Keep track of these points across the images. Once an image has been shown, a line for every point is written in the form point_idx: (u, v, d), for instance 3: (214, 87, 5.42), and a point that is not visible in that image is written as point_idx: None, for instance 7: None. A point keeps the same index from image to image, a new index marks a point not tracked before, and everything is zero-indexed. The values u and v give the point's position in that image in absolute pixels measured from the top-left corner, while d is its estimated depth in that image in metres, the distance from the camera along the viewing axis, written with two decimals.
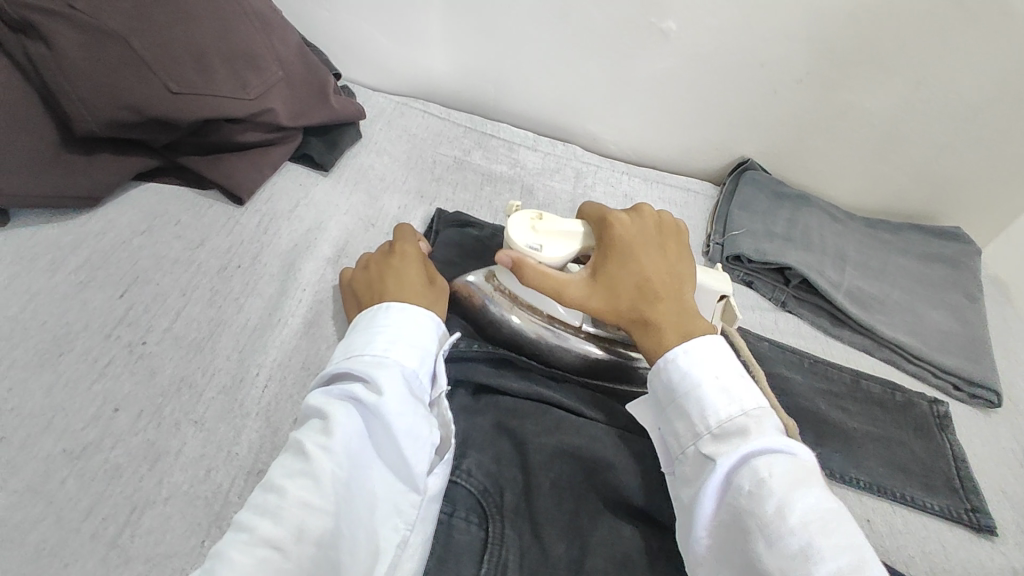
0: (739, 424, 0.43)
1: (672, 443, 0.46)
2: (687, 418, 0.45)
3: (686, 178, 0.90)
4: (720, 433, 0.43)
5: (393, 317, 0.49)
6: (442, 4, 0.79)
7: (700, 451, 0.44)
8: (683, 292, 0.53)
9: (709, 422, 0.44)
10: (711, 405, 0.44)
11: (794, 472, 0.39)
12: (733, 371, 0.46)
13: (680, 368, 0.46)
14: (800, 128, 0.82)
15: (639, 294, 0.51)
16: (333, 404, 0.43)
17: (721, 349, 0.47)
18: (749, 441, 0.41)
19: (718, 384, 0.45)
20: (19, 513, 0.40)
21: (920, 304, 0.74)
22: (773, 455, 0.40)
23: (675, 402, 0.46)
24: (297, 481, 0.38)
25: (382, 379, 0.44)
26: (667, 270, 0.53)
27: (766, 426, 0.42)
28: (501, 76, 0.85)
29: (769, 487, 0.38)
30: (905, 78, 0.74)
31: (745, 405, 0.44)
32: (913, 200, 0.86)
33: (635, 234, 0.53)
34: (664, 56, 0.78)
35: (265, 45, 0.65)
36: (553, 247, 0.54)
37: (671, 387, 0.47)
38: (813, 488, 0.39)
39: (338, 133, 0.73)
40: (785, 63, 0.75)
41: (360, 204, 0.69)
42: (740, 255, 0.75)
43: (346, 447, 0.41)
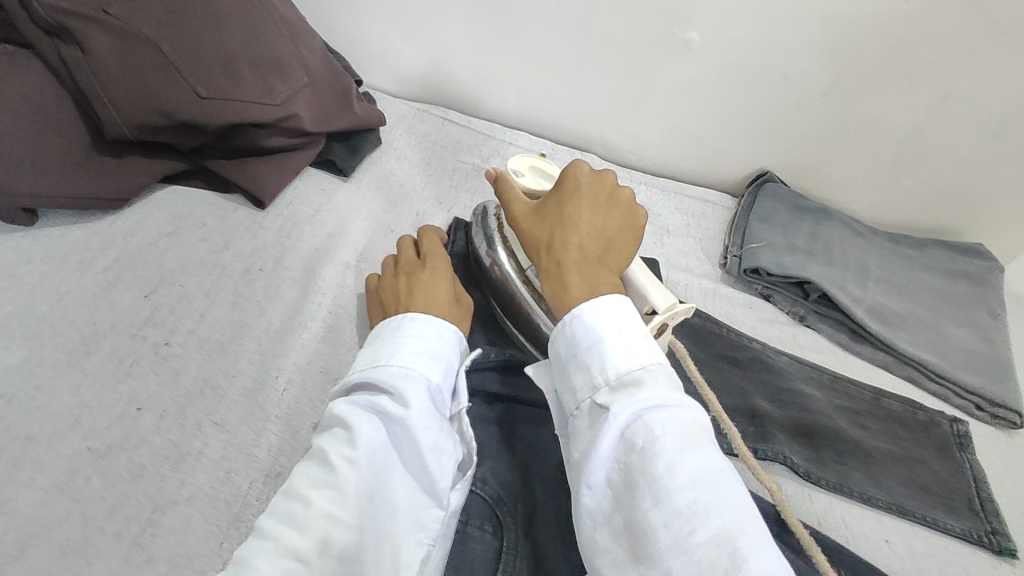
0: (637, 379, 0.40)
1: (567, 398, 0.43)
2: (585, 371, 0.42)
3: (705, 189, 0.89)
4: (617, 387, 0.41)
5: (419, 329, 0.49)
6: (466, 13, 0.79)
7: (595, 406, 0.41)
8: (608, 259, 0.49)
9: (607, 376, 0.41)
10: (611, 360, 0.41)
11: (690, 430, 0.38)
12: (634, 326, 0.43)
13: (584, 323, 0.43)
14: (822, 141, 0.81)
15: (555, 238, 0.49)
16: (357, 415, 0.43)
17: (626, 305, 0.44)
18: (645, 396, 0.39)
19: (622, 339, 0.42)
20: (47, 509, 0.41)
21: (941, 321, 0.73)
22: (670, 413, 0.38)
23: (575, 356, 0.43)
24: (323, 493, 0.39)
25: (408, 392, 0.45)
26: (601, 229, 0.50)
27: (662, 382, 0.40)
28: (522, 84, 0.86)
29: (661, 444, 0.37)
30: (930, 93, 0.73)
31: (645, 361, 0.41)
32: (935, 215, 0.85)
33: (583, 186, 0.52)
34: (686, 66, 0.78)
35: (291, 51, 0.66)
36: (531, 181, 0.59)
37: (574, 341, 0.44)
38: (704, 447, 0.37)
39: (360, 139, 0.74)
40: (809, 75, 0.75)
41: (380, 210, 0.70)
42: (759, 268, 0.75)
43: (370, 458, 0.42)
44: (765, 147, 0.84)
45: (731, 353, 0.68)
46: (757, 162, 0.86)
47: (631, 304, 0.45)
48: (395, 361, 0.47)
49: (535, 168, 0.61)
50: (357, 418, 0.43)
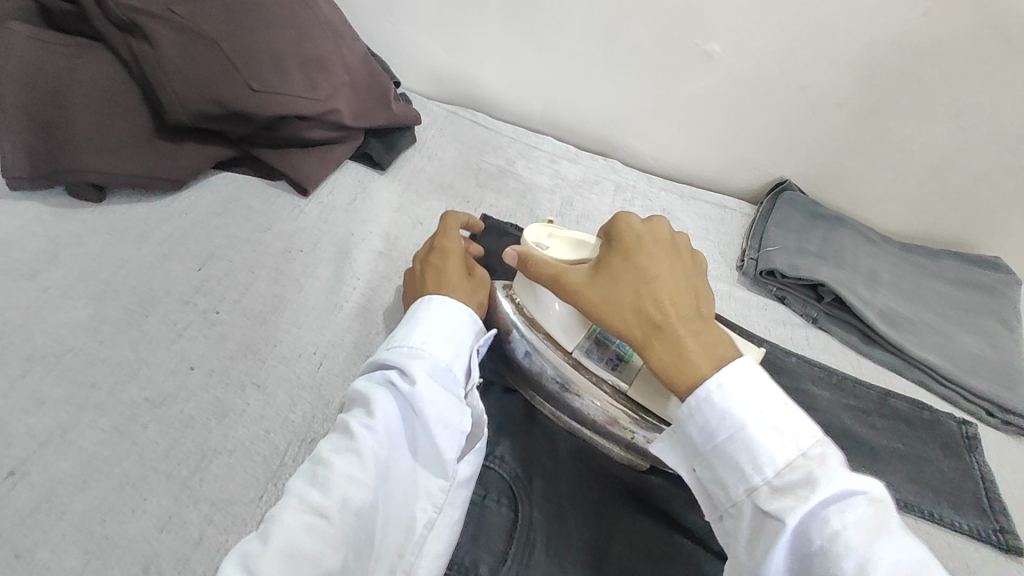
0: (802, 471, 0.40)
1: (719, 489, 0.43)
2: (739, 467, 0.42)
3: (723, 196, 0.92)
4: (777, 482, 0.41)
5: (432, 312, 0.52)
6: (498, 21, 0.84)
7: (757, 504, 0.41)
8: (703, 309, 0.49)
9: (765, 472, 0.41)
10: (764, 452, 0.41)
11: (874, 519, 0.37)
12: (777, 401, 0.42)
13: (721, 409, 0.43)
14: (839, 151, 0.84)
15: (646, 296, 0.48)
16: (374, 390, 0.47)
17: (756, 373, 0.43)
18: (818, 492, 0.39)
19: (767, 424, 0.41)
20: (107, 449, 0.45)
21: (952, 329, 0.74)
22: (848, 505, 0.38)
23: (722, 448, 0.43)
24: (339, 458, 0.43)
25: (416, 368, 0.48)
26: (684, 282, 0.49)
27: (831, 467, 0.40)
28: (550, 90, 0.90)
29: (848, 547, 0.37)
30: (945, 107, 0.75)
31: (802, 445, 0.41)
32: (950, 228, 0.86)
33: (641, 237, 0.51)
34: (706, 76, 0.81)
35: (335, 52, 0.71)
36: (558, 250, 0.54)
37: (717, 432, 0.43)
38: (893, 535, 0.37)
39: (394, 136, 0.78)
40: (827, 87, 0.78)
41: (411, 202, 0.73)
42: (773, 269, 0.77)
43: (384, 427, 0.45)
44: (783, 156, 0.87)
45: None
46: (775, 171, 0.89)
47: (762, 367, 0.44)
48: (409, 341, 0.50)
49: (556, 236, 0.56)
50: (373, 393, 0.47)
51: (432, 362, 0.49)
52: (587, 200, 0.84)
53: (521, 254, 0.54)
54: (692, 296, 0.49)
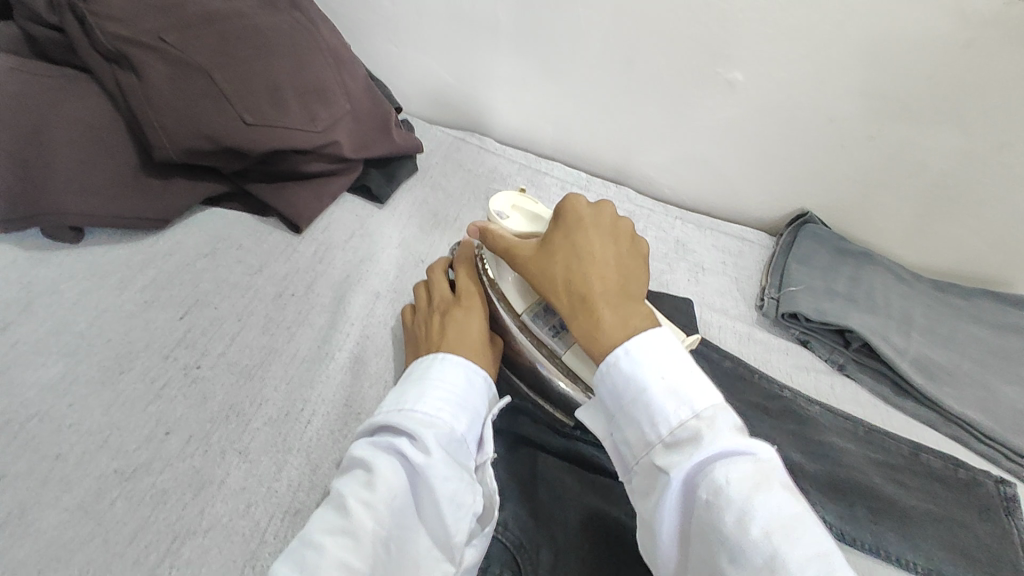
0: (691, 429, 0.38)
1: (625, 452, 0.42)
2: (638, 425, 0.41)
3: (742, 227, 0.87)
4: (672, 441, 0.39)
5: (448, 374, 0.48)
6: (507, 46, 0.80)
7: (651, 464, 0.39)
8: (630, 288, 0.48)
9: (659, 429, 0.39)
10: (660, 411, 0.40)
11: (754, 474, 0.35)
12: (682, 366, 0.41)
13: (624, 370, 0.42)
14: (867, 184, 0.79)
15: (571, 272, 0.48)
16: (380, 458, 0.42)
17: (670, 342, 0.42)
18: (701, 449, 0.37)
19: (665, 383, 0.40)
20: (69, 531, 0.41)
21: (993, 379, 0.69)
22: (732, 460, 0.36)
23: (622, 408, 0.42)
24: (335, 536, 0.38)
25: (429, 437, 0.43)
26: (615, 261, 0.49)
27: (719, 426, 0.38)
28: (560, 116, 0.86)
29: (727, 497, 0.34)
30: (986, 142, 0.70)
31: (696, 405, 0.39)
32: (989, 265, 0.81)
33: (583, 216, 0.50)
34: (726, 105, 0.77)
35: (335, 80, 0.68)
36: (517, 220, 0.56)
37: (619, 393, 0.42)
38: (774, 492, 0.35)
39: (396, 166, 0.75)
40: (855, 118, 0.73)
41: (412, 238, 0.70)
42: (797, 312, 0.72)
43: (388, 503, 0.40)
44: (807, 188, 0.82)
45: (762, 403, 0.66)
46: (797, 202, 0.84)
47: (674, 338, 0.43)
48: (421, 405, 0.46)
49: (518, 208, 0.58)
50: (378, 462, 0.42)
51: (445, 431, 0.45)
52: None
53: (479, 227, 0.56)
54: (622, 274, 0.48)
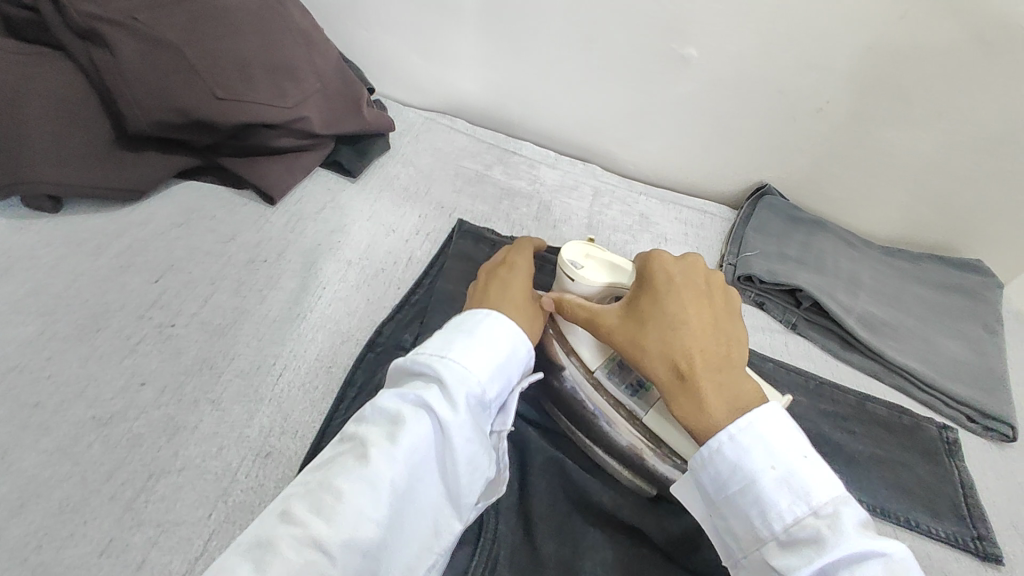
0: (811, 529, 0.39)
1: (736, 543, 0.43)
2: (750, 519, 0.42)
3: (704, 201, 0.91)
4: (787, 538, 0.40)
5: (488, 333, 0.48)
6: (474, 28, 0.83)
7: (767, 560, 0.41)
8: (730, 359, 0.49)
9: (774, 525, 0.41)
10: (774, 504, 0.41)
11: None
12: (796, 453, 0.42)
13: (731, 461, 0.43)
14: (818, 157, 0.83)
15: (670, 347, 0.49)
16: (410, 411, 0.42)
17: (786, 429, 0.43)
18: (822, 551, 0.38)
19: (777, 477, 0.41)
20: (47, 470, 0.44)
21: (935, 334, 0.74)
22: (860, 565, 0.37)
23: (731, 500, 0.43)
24: (357, 485, 0.39)
25: (462, 399, 0.44)
26: (713, 330, 0.50)
27: (844, 526, 0.39)
28: (527, 97, 0.89)
29: None
30: (924, 112, 0.75)
31: (814, 500, 0.40)
32: (933, 231, 0.87)
33: (676, 279, 0.51)
34: (685, 81, 0.80)
35: (305, 59, 0.70)
36: (594, 271, 0.56)
37: (727, 484, 0.43)
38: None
39: (367, 143, 0.77)
40: (805, 91, 0.77)
41: (382, 210, 0.72)
42: (751, 275, 0.75)
43: (411, 457, 0.41)
44: (763, 161, 0.86)
45: None
46: (756, 175, 0.88)
47: (783, 413, 0.44)
48: (463, 363, 0.46)
49: (594, 257, 0.57)
50: (409, 414, 0.42)
51: (478, 392, 0.45)
52: (565, 205, 0.82)
53: (554, 301, 0.55)
54: (721, 342, 0.50)
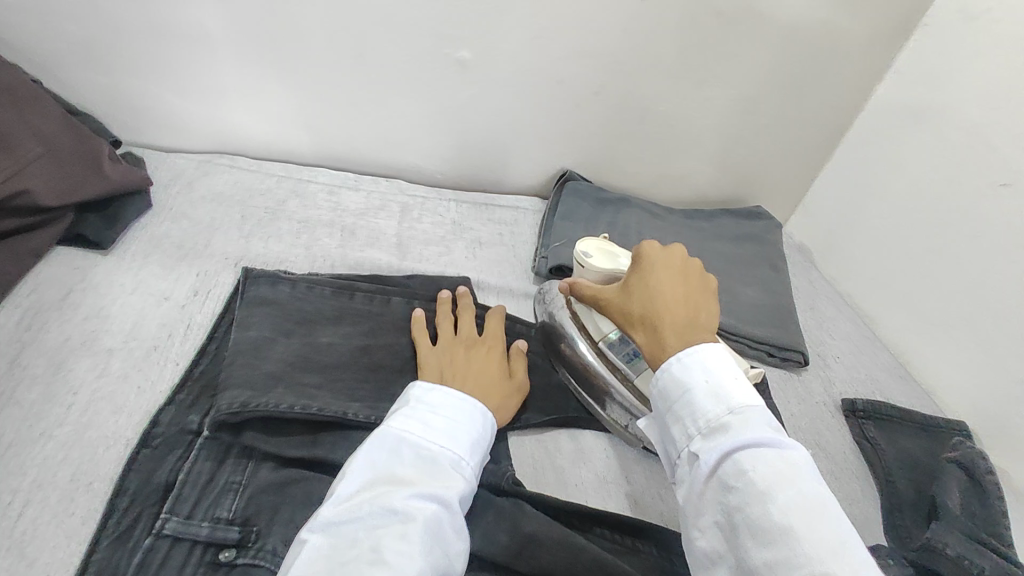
0: (727, 424, 0.43)
1: (672, 450, 0.46)
2: (682, 422, 0.45)
3: (516, 196, 0.91)
4: (708, 432, 0.44)
5: (459, 405, 0.50)
6: (229, 57, 0.75)
7: (690, 453, 0.44)
8: (700, 319, 0.51)
9: (698, 424, 0.44)
10: (701, 408, 0.44)
11: (781, 466, 0.40)
12: (727, 373, 0.46)
13: (673, 376, 0.46)
14: (608, 137, 0.87)
15: (644, 306, 0.52)
16: (416, 505, 0.42)
17: (724, 355, 0.47)
18: (732, 440, 0.42)
19: (707, 386, 0.45)
20: None
21: (734, 285, 0.80)
22: (759, 451, 0.41)
23: (666, 407, 0.47)
24: None
25: (453, 480, 0.45)
26: (686, 297, 0.52)
27: (756, 426, 0.42)
28: (310, 121, 0.82)
29: (754, 481, 0.39)
30: (685, 81, 0.81)
31: (734, 403, 0.44)
32: (722, 188, 0.94)
33: (658, 256, 0.54)
34: (465, 83, 0.79)
35: (15, 122, 0.61)
36: (600, 260, 0.64)
37: (666, 395, 0.47)
38: (799, 483, 0.39)
39: (120, 206, 0.67)
40: (577, 81, 0.80)
41: (151, 278, 0.63)
42: (561, 265, 0.77)
43: (426, 544, 0.41)
44: (561, 150, 0.88)
45: None
46: (557, 164, 0.89)
47: (724, 349, 0.48)
48: (453, 447, 0.47)
49: (603, 250, 0.65)
50: (421, 510, 0.42)
51: (466, 469, 0.47)
52: (371, 227, 0.78)
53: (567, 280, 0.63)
54: (697, 308, 0.52)
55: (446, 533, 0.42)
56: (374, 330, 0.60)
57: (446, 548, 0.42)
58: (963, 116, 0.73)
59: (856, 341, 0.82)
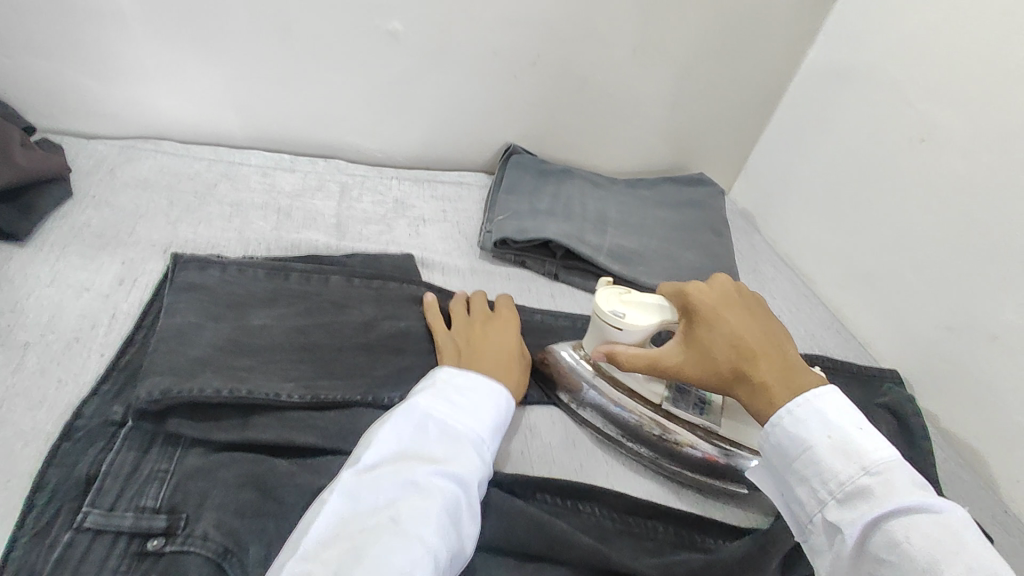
0: (866, 487, 0.39)
1: (799, 512, 0.42)
2: (807, 483, 0.41)
3: (459, 171, 0.90)
4: (844, 498, 0.39)
5: (483, 387, 0.49)
6: (145, 36, 0.72)
7: (824, 520, 0.40)
8: (790, 354, 0.47)
9: (830, 487, 0.40)
10: (831, 469, 0.40)
11: (940, 534, 0.35)
12: (852, 423, 0.41)
13: (787, 428, 0.42)
14: (549, 108, 0.86)
15: (734, 360, 0.47)
16: (438, 482, 0.41)
17: (844, 400, 0.43)
18: (878, 508, 0.38)
19: (834, 441, 0.41)
20: None
21: (677, 250, 0.81)
22: (913, 520, 0.36)
23: (788, 467, 0.42)
24: (403, 563, 0.36)
25: (474, 460, 0.44)
26: (764, 332, 0.48)
27: (900, 486, 0.38)
28: (239, 101, 0.79)
29: (914, 558, 0.35)
30: (622, 48, 0.82)
31: (871, 460, 0.39)
32: (664, 156, 0.95)
33: (711, 297, 0.50)
34: (399, 57, 0.77)
35: None
36: (635, 314, 0.54)
37: (784, 451, 0.43)
38: (966, 552, 0.35)
39: (33, 193, 0.64)
40: (514, 51, 0.79)
41: (69, 268, 0.60)
42: (506, 238, 0.75)
43: (444, 520, 0.40)
44: (502, 123, 0.87)
45: None
46: (500, 138, 0.88)
47: (839, 392, 0.43)
48: (476, 428, 0.46)
49: (631, 301, 0.55)
50: (442, 488, 0.41)
51: (486, 453, 0.46)
52: (308, 208, 0.76)
53: (605, 350, 0.54)
54: (779, 341, 0.48)
55: (463, 512, 0.42)
56: (311, 310, 0.59)
57: (460, 531, 0.41)
58: (886, 74, 0.75)
59: (795, 300, 0.84)
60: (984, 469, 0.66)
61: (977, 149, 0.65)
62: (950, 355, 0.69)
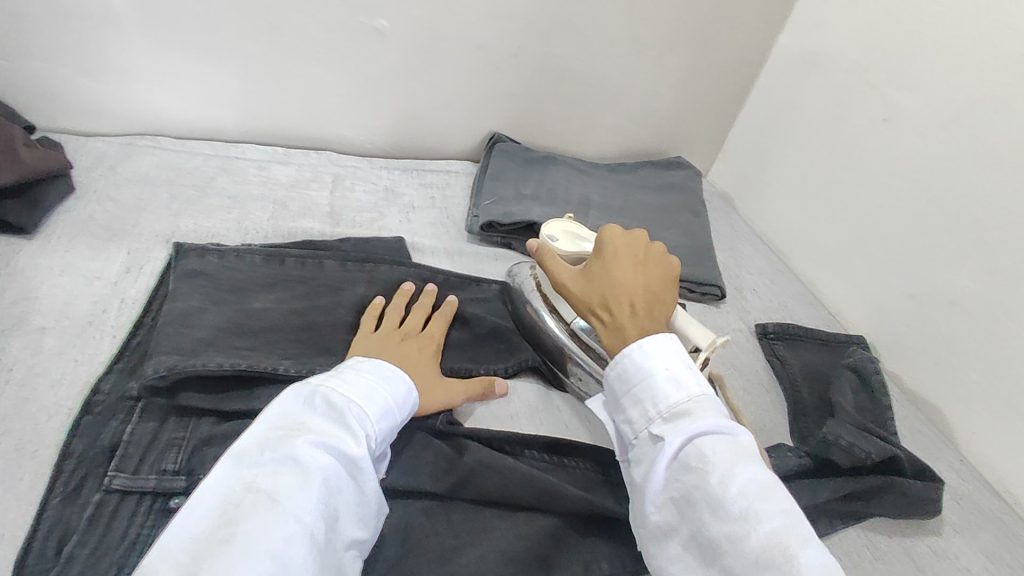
0: (686, 410, 0.45)
1: (626, 430, 0.47)
2: (640, 404, 0.47)
3: (447, 160, 0.93)
4: (669, 417, 0.45)
5: (372, 373, 0.51)
6: (140, 38, 0.75)
7: (649, 436, 0.46)
8: (655, 310, 0.54)
9: (659, 408, 0.46)
10: (663, 395, 0.46)
11: (732, 450, 0.43)
12: (680, 362, 0.48)
13: (634, 359, 0.48)
14: (531, 98, 0.90)
15: (606, 295, 0.54)
16: (316, 454, 0.43)
17: (677, 345, 0.49)
18: (693, 424, 0.44)
19: (666, 373, 0.47)
20: None
21: (656, 230, 0.86)
22: (714, 437, 0.43)
23: (630, 392, 0.47)
24: (274, 535, 0.38)
25: (358, 436, 0.45)
26: (646, 284, 0.55)
27: (706, 412, 0.45)
28: (232, 98, 0.82)
29: (713, 464, 0.42)
30: (598, 39, 0.85)
31: (693, 392, 0.46)
32: (644, 141, 0.99)
33: (622, 244, 0.57)
34: (386, 52, 0.81)
35: None
36: (566, 243, 0.65)
37: (625, 377, 0.48)
38: (748, 466, 0.42)
39: (40, 190, 0.67)
40: (494, 42, 0.82)
41: (79, 258, 0.63)
42: (491, 221, 0.79)
43: (319, 493, 0.41)
44: (487, 114, 0.90)
45: None
46: (484, 127, 0.92)
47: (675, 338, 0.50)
48: (364, 406, 0.47)
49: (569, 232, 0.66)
50: (320, 460, 0.43)
51: (373, 429, 0.47)
52: (303, 198, 0.79)
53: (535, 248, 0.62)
54: (656, 296, 0.54)
55: (341, 485, 0.43)
56: (308, 293, 0.62)
57: (337, 502, 0.43)
58: (848, 58, 0.80)
59: (770, 274, 0.89)
60: (945, 426, 0.71)
61: (933, 128, 0.70)
62: (913, 320, 0.73)
